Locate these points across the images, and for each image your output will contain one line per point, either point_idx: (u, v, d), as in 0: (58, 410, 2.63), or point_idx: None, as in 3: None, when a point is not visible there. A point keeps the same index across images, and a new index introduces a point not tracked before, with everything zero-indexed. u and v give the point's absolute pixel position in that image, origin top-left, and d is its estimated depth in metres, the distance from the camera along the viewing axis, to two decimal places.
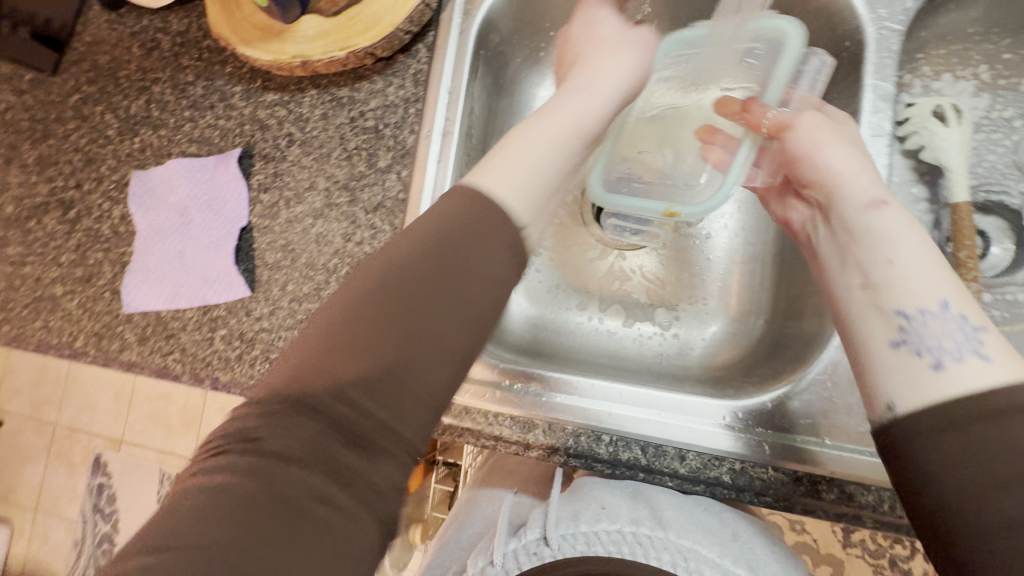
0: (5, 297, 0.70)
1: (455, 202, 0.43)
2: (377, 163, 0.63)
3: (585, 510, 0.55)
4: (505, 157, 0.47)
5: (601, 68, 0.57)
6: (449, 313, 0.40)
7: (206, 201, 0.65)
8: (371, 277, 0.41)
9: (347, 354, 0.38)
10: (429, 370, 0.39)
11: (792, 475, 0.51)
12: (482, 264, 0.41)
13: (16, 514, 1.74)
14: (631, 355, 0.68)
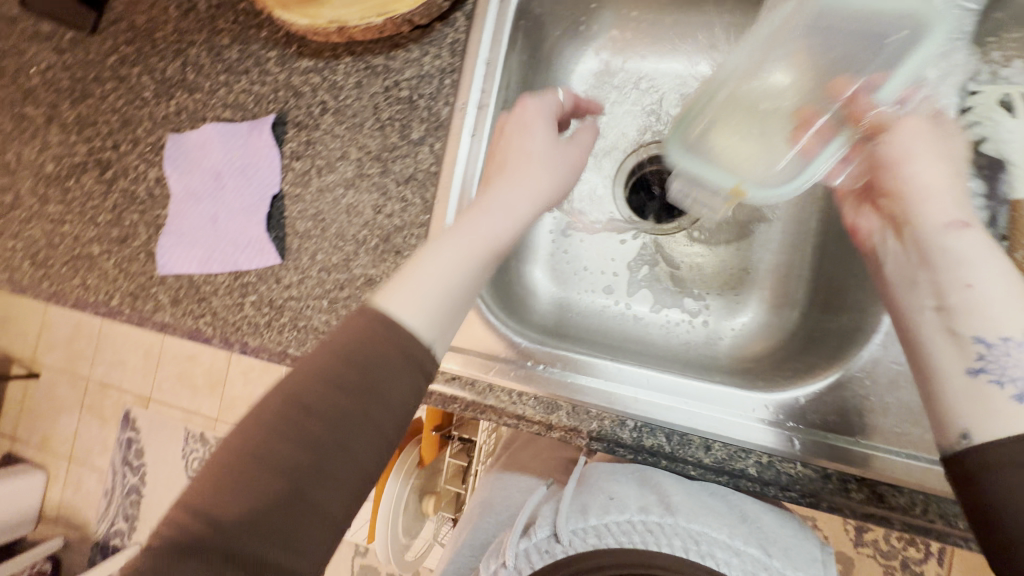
0: (46, 253, 0.72)
1: (360, 325, 0.43)
2: (410, 135, 0.62)
3: (594, 503, 0.55)
4: (417, 273, 0.46)
5: (528, 156, 0.53)
6: (354, 443, 0.40)
7: (239, 166, 0.66)
8: (267, 411, 0.40)
9: (245, 493, 0.37)
10: (334, 499, 0.39)
11: (821, 472, 0.50)
12: (387, 389, 0.41)
13: (51, 462, 1.83)
14: (657, 342, 0.67)
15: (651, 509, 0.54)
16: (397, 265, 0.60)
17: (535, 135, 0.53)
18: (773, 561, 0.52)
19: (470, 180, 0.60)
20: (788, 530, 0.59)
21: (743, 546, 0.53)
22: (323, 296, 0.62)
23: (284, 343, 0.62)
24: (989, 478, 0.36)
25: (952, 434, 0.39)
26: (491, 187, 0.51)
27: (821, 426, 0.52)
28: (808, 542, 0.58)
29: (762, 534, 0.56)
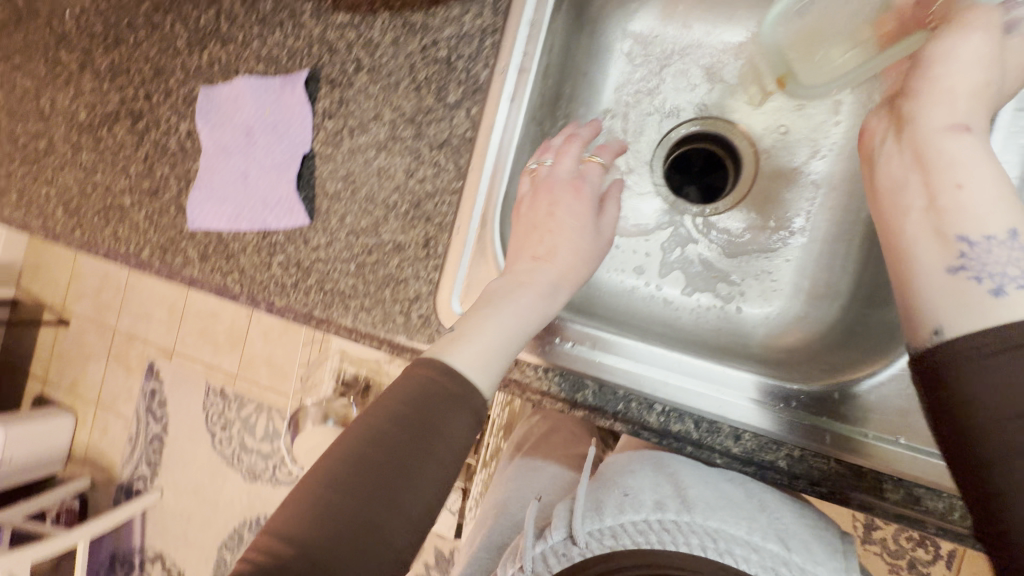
0: (79, 202, 0.73)
1: (424, 375, 0.47)
2: (446, 98, 0.60)
3: (609, 501, 0.53)
4: (473, 342, 0.49)
5: (580, 242, 0.56)
6: (418, 482, 0.44)
7: (271, 123, 0.64)
8: (344, 453, 0.44)
9: (328, 528, 0.41)
10: (400, 533, 0.43)
11: (854, 469, 0.49)
12: (447, 435, 0.46)
13: (80, 405, 1.91)
14: (687, 326, 0.65)
15: (667, 506, 0.51)
16: (427, 233, 0.59)
17: (588, 222, 0.56)
18: (792, 556, 0.50)
19: (506, 146, 0.57)
20: (804, 520, 0.57)
21: (762, 542, 0.50)
22: (351, 259, 0.61)
23: (310, 304, 0.62)
24: (966, 378, 0.36)
25: (924, 332, 0.39)
26: (544, 265, 0.54)
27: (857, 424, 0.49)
28: (827, 532, 0.56)
29: (780, 525, 0.53)
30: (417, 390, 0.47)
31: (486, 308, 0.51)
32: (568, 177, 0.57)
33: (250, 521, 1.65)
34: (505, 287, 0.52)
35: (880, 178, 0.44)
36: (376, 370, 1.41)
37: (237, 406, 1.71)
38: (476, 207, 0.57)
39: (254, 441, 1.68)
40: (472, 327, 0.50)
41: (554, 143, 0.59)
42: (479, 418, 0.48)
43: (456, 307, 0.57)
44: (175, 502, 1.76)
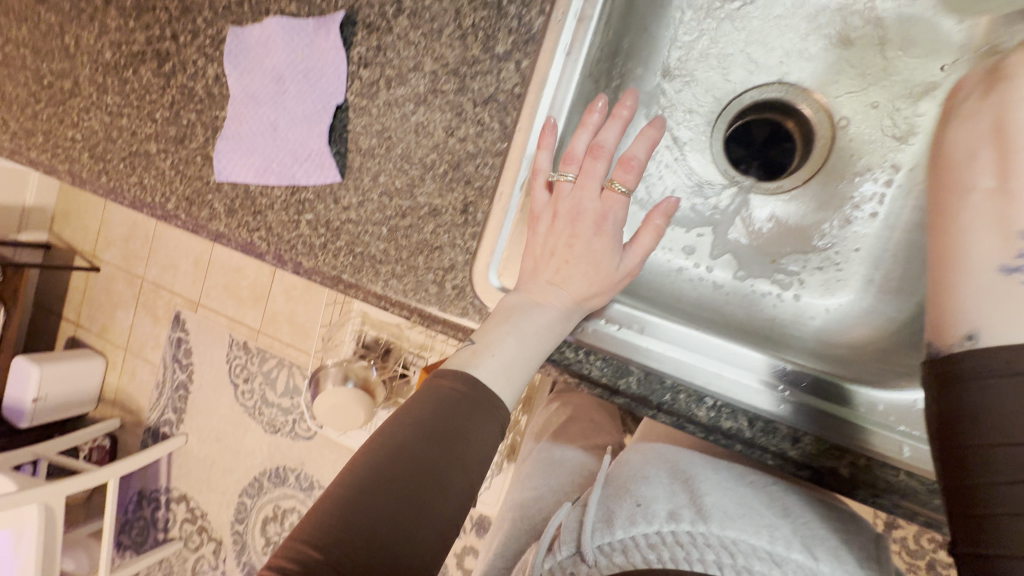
0: (104, 147, 0.70)
1: (454, 384, 0.46)
2: (494, 48, 0.54)
3: (621, 513, 0.51)
4: (494, 359, 0.47)
5: (602, 273, 0.49)
6: (446, 490, 0.43)
7: (303, 69, 0.60)
8: (370, 459, 0.43)
9: (357, 536, 0.39)
10: (427, 542, 0.41)
11: (930, 486, 0.45)
12: (475, 442, 0.45)
13: (110, 350, 1.96)
14: (738, 314, 0.59)
15: (680, 517, 0.50)
16: (466, 198, 0.55)
17: (614, 248, 0.49)
18: (821, 566, 0.47)
19: (557, 107, 0.52)
20: (835, 523, 0.54)
21: (787, 553, 0.48)
22: (383, 222, 0.57)
23: (339, 268, 0.58)
24: (970, 388, 0.35)
25: (953, 333, 0.36)
26: (561, 293, 0.48)
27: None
28: (860, 534, 0.53)
29: (807, 532, 0.51)
30: (446, 399, 0.46)
31: (503, 326, 0.48)
32: (587, 202, 0.49)
33: (270, 472, 1.70)
34: (522, 306, 0.48)
35: (946, 151, 0.40)
36: (397, 335, 1.40)
37: (259, 361, 1.73)
38: (520, 172, 0.52)
39: (275, 396, 1.71)
40: (490, 344, 0.47)
41: (576, 152, 0.51)
42: (504, 428, 0.47)
43: (494, 281, 0.53)
44: (199, 449, 1.82)
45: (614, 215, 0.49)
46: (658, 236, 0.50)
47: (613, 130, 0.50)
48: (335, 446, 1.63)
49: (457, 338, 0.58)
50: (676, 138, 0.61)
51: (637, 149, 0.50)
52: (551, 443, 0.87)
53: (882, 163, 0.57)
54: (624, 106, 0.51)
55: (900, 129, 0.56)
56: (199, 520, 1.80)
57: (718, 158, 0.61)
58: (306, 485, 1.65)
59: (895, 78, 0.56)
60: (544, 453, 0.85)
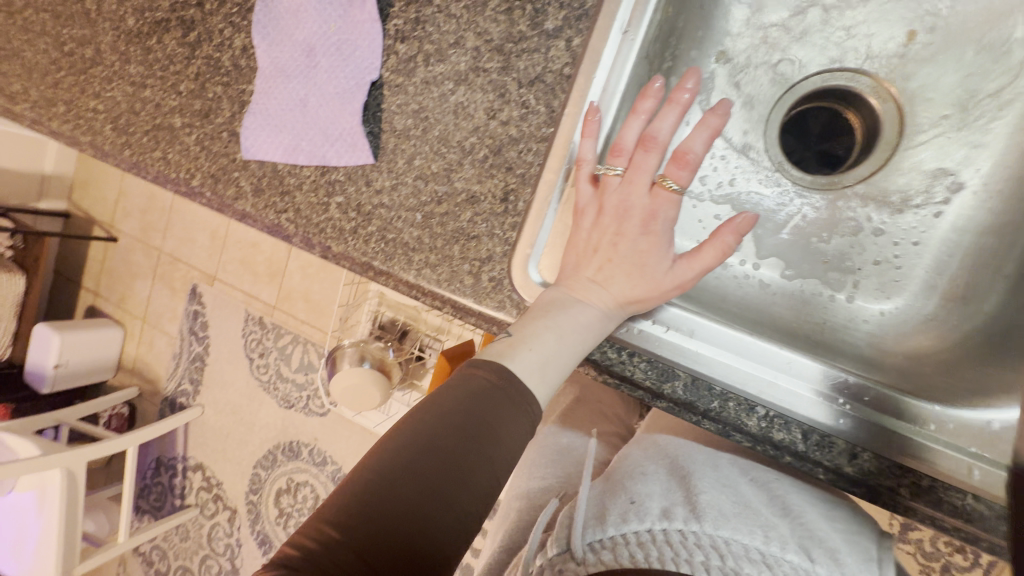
0: (128, 119, 0.68)
1: (486, 377, 0.43)
2: (543, 24, 0.51)
3: (613, 510, 0.50)
4: (530, 353, 0.44)
5: (647, 276, 0.46)
6: (469, 486, 0.38)
7: (336, 42, 0.56)
8: (390, 447, 0.39)
9: (370, 528, 0.35)
10: (444, 542, 0.36)
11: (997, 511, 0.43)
12: (503, 437, 0.41)
13: (128, 320, 1.98)
14: (786, 315, 0.55)
15: (674, 515, 0.48)
16: (506, 184, 0.52)
17: (661, 249, 0.46)
18: (816, 568, 0.46)
19: (609, 92, 0.48)
20: (841, 527, 0.52)
21: (781, 553, 0.46)
22: (417, 208, 0.55)
23: (369, 255, 0.56)
24: None
25: None
26: (602, 293, 0.46)
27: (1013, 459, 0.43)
28: (867, 540, 0.51)
29: (804, 532, 0.49)
30: (474, 389, 0.42)
31: (542, 321, 0.45)
32: (635, 198, 0.46)
33: (284, 445, 1.72)
34: (561, 302, 0.46)
35: None
36: (413, 318, 1.39)
37: (275, 337, 1.73)
38: (565, 161, 0.49)
39: (290, 371, 1.71)
40: (527, 337, 0.44)
41: (626, 144, 0.47)
42: (533, 426, 0.43)
43: (534, 277, 0.50)
44: (214, 421, 1.84)
45: (663, 214, 0.46)
46: (723, 256, 0.45)
47: (670, 114, 0.46)
48: (348, 422, 1.64)
49: (489, 332, 0.55)
50: (730, 127, 0.57)
51: (694, 142, 0.45)
52: (556, 430, 0.81)
53: (955, 162, 0.52)
54: (684, 89, 0.46)
55: (979, 125, 0.51)
56: (215, 488, 1.84)
57: (773, 147, 0.57)
58: (319, 460, 1.66)
59: (976, 68, 0.51)
60: (548, 441, 0.79)
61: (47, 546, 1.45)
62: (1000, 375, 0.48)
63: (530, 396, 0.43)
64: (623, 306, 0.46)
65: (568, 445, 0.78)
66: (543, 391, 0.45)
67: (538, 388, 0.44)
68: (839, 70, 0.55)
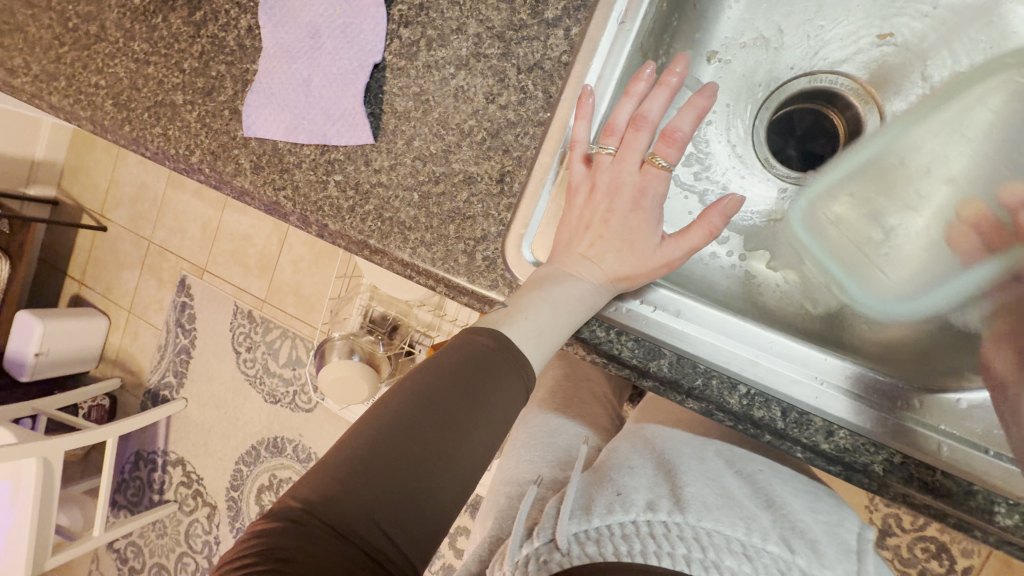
0: (128, 95, 0.68)
1: (483, 342, 0.44)
2: (543, 13, 0.53)
3: (599, 502, 0.50)
4: (526, 322, 0.45)
5: (636, 252, 0.47)
6: (467, 447, 0.40)
7: (341, 25, 0.58)
8: (391, 407, 0.39)
9: (372, 484, 0.36)
10: (444, 496, 0.38)
11: (964, 487, 0.45)
12: (499, 401, 0.42)
13: (113, 310, 1.95)
14: (769, 304, 0.57)
15: (658, 507, 0.49)
16: (503, 167, 0.53)
17: (650, 226, 0.48)
18: (795, 558, 0.47)
19: (604, 79, 0.50)
20: (817, 516, 0.54)
21: (762, 544, 0.48)
22: (415, 188, 0.56)
23: (365, 233, 0.56)
24: None
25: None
26: (593, 268, 0.47)
27: (977, 437, 0.46)
28: (842, 528, 0.53)
29: (786, 523, 0.51)
30: (472, 351, 0.43)
31: (537, 292, 0.46)
32: (627, 175, 0.48)
33: (268, 441, 1.70)
34: (554, 277, 0.47)
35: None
36: (404, 312, 1.37)
37: (263, 330, 1.72)
38: (561, 144, 0.51)
39: (277, 366, 1.70)
40: (524, 307, 0.46)
41: (618, 124, 0.49)
42: (528, 391, 0.45)
43: (526, 255, 0.52)
44: (198, 414, 1.82)
45: (653, 190, 0.48)
46: (710, 237, 0.47)
47: (661, 98, 0.48)
48: (334, 419, 1.63)
49: (481, 311, 0.56)
50: (718, 123, 0.59)
51: (682, 121, 0.47)
52: (545, 413, 0.82)
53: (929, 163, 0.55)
54: (673, 73, 0.48)
55: None
56: (195, 484, 1.81)
57: (758, 141, 0.59)
58: (303, 457, 1.65)
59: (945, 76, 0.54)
60: (537, 424, 0.80)
61: (19, 535, 1.41)
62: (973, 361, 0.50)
63: (526, 363, 0.45)
64: (617, 281, 0.48)
65: (557, 428, 0.79)
66: (536, 360, 0.46)
67: (532, 356, 0.46)
68: (810, 78, 0.58)
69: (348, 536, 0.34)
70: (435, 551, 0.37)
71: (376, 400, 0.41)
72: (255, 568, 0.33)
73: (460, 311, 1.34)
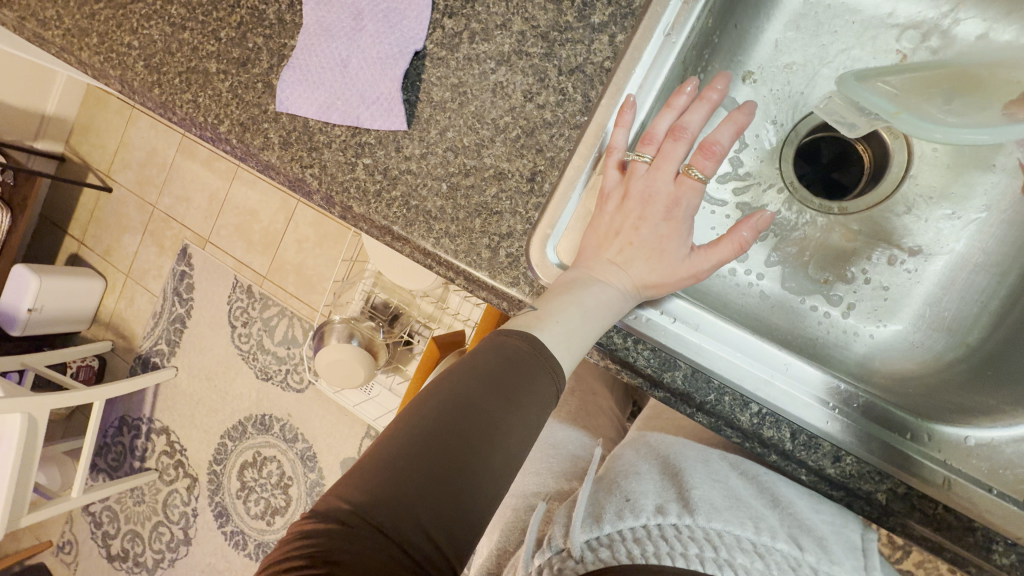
0: (160, 59, 0.67)
1: (513, 343, 0.45)
2: (590, 17, 0.54)
3: (609, 509, 0.51)
4: (557, 325, 0.46)
5: (665, 261, 0.48)
6: (501, 446, 0.40)
7: (384, 10, 0.58)
8: (428, 408, 0.40)
9: (415, 485, 0.37)
10: (480, 496, 0.38)
11: (965, 523, 0.47)
12: (532, 402, 0.43)
13: (112, 273, 1.94)
14: (784, 328, 0.57)
15: (668, 510, 0.50)
16: (535, 165, 0.54)
17: (681, 236, 0.48)
18: (805, 556, 0.48)
19: (645, 89, 0.50)
20: (822, 517, 0.53)
21: (772, 542, 0.49)
22: (445, 178, 0.56)
23: (390, 219, 0.56)
24: None
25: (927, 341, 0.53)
26: (621, 274, 0.48)
27: (984, 475, 0.48)
28: (847, 529, 0.53)
29: (793, 522, 0.52)
30: (504, 353, 0.44)
31: (566, 296, 0.47)
32: (660, 184, 0.49)
33: (255, 418, 1.70)
34: (582, 281, 0.48)
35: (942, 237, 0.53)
36: (407, 302, 1.35)
37: (261, 307, 1.71)
38: (596, 149, 0.51)
39: (272, 343, 1.69)
40: (554, 310, 0.46)
41: (657, 133, 0.49)
42: (559, 392, 0.46)
43: (552, 257, 0.52)
44: (188, 384, 1.80)
45: (686, 201, 0.48)
46: (739, 251, 0.48)
47: (702, 112, 0.49)
48: (324, 401, 1.62)
49: (498, 306, 0.57)
50: (752, 142, 0.59)
51: (721, 135, 0.48)
52: (550, 423, 0.85)
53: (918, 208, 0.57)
54: (714, 90, 0.49)
55: (962, 166, 0.56)
56: (178, 454, 1.80)
57: (787, 163, 0.59)
58: (290, 436, 1.64)
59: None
60: (544, 433, 0.83)
61: None
62: (986, 402, 0.51)
63: (554, 363, 0.45)
64: (648, 292, 0.49)
65: (562, 438, 0.82)
66: (564, 361, 0.47)
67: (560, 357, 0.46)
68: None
69: (392, 535, 0.35)
70: (473, 548, 0.38)
71: (412, 402, 0.42)
72: (306, 570, 0.34)
73: (462, 306, 1.34)
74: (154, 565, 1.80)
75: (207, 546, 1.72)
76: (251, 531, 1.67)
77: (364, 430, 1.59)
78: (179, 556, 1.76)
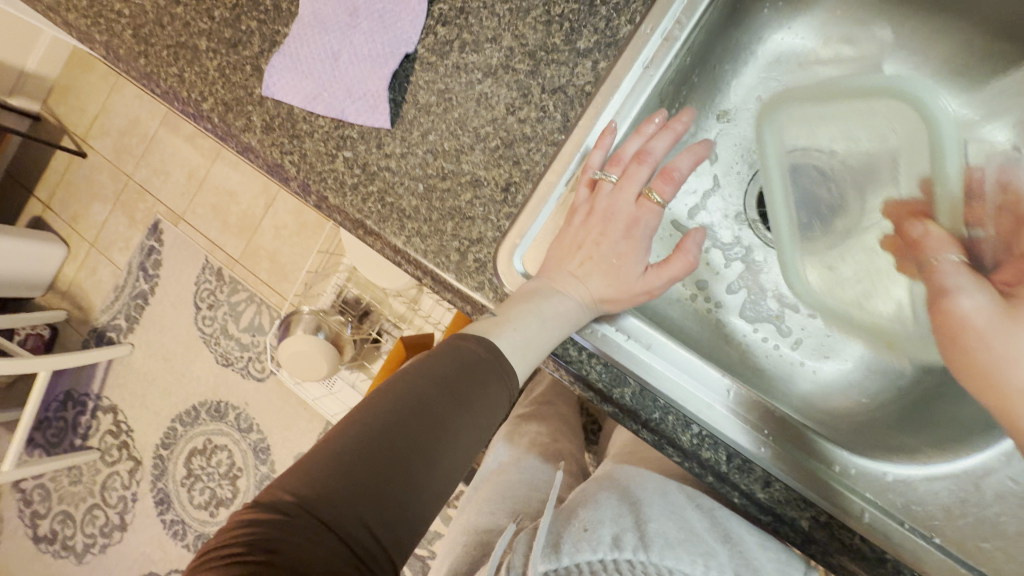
0: (150, 30, 0.67)
1: (467, 347, 0.46)
2: (576, 42, 0.56)
3: (568, 539, 0.53)
4: (513, 332, 0.47)
5: (621, 277, 0.51)
6: (450, 448, 0.42)
7: (379, 9, 0.59)
8: (383, 405, 0.41)
9: (363, 480, 0.37)
10: (424, 494, 0.39)
11: (879, 554, 0.50)
12: (482, 407, 0.44)
13: (76, 241, 1.87)
14: (735, 358, 0.60)
15: (624, 543, 0.52)
16: (510, 177, 0.55)
17: (637, 255, 0.51)
18: None
19: (622, 115, 0.53)
20: (768, 554, 0.54)
21: None
22: (422, 179, 0.57)
23: (364, 213, 0.57)
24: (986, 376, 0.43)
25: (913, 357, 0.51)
26: (580, 287, 0.50)
27: (896, 508, 0.50)
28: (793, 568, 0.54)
29: (741, 560, 0.53)
30: (459, 357, 0.45)
31: (526, 305, 0.48)
32: (623, 204, 0.51)
33: (210, 404, 1.65)
34: (542, 291, 0.49)
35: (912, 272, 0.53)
36: (379, 300, 1.34)
37: (229, 290, 1.68)
38: (571, 165, 0.53)
39: (236, 329, 1.66)
40: (512, 317, 0.47)
41: (624, 155, 0.52)
42: (510, 399, 0.47)
43: (517, 265, 0.53)
44: (143, 363, 1.75)
45: (645, 222, 0.51)
46: (688, 268, 0.51)
47: (667, 141, 0.52)
48: (283, 393, 1.59)
49: (462, 309, 0.58)
50: (723, 181, 0.63)
51: (681, 162, 0.51)
52: (522, 461, 0.84)
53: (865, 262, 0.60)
54: (680, 121, 0.52)
55: None
56: (124, 435, 1.73)
57: (751, 201, 0.62)
58: (244, 426, 1.60)
59: None
60: (514, 472, 0.82)
61: None
62: (906, 442, 0.54)
63: (509, 365, 0.47)
64: (602, 306, 0.51)
65: (530, 478, 0.80)
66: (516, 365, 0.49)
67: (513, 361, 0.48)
68: (803, 153, 0.59)
69: (336, 529, 0.35)
70: (414, 547, 0.39)
71: (365, 400, 0.42)
72: (240, 558, 0.33)
73: (434, 309, 1.34)
74: (83, 550, 1.72)
75: (143, 533, 1.65)
76: (192, 521, 1.62)
77: (322, 425, 1.55)
78: (111, 542, 1.68)
